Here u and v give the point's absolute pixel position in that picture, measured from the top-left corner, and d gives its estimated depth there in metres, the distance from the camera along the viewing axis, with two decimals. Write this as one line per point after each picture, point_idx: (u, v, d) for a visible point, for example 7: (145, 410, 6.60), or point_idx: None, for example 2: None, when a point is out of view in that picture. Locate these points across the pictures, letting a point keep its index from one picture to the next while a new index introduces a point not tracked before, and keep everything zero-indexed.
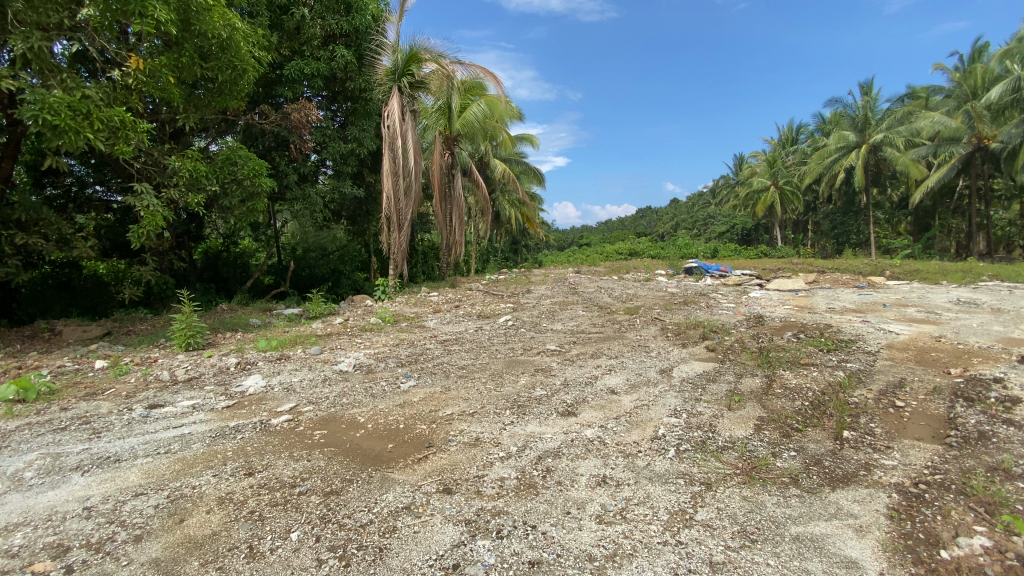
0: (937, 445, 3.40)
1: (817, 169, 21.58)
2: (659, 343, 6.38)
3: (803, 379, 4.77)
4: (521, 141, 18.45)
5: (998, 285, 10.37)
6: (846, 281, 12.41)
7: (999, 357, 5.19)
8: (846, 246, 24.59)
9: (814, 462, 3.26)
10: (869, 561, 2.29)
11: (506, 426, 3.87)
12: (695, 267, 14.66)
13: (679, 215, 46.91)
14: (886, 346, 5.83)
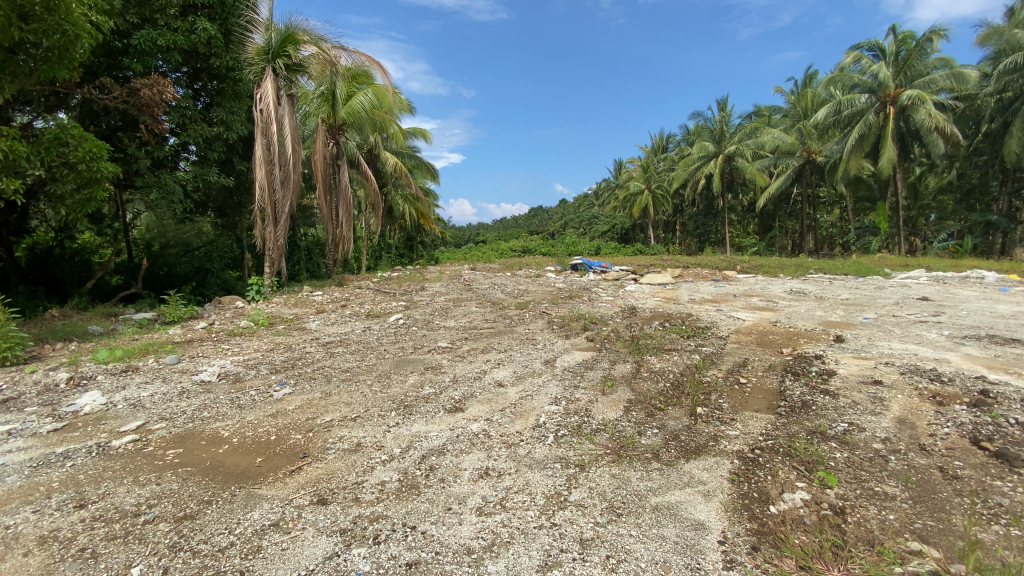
0: (771, 415, 3.93)
1: (684, 175, 23.95)
2: (546, 335, 6.63)
3: (668, 363, 5.26)
4: (412, 135, 18.05)
5: (820, 277, 12.36)
6: (706, 275, 13.96)
7: (819, 337, 6.17)
8: (707, 245, 27.65)
9: (673, 437, 3.59)
10: (714, 522, 2.58)
11: (390, 428, 3.74)
12: (580, 263, 15.48)
13: (568, 214, 49.31)
14: (735, 331, 6.65)
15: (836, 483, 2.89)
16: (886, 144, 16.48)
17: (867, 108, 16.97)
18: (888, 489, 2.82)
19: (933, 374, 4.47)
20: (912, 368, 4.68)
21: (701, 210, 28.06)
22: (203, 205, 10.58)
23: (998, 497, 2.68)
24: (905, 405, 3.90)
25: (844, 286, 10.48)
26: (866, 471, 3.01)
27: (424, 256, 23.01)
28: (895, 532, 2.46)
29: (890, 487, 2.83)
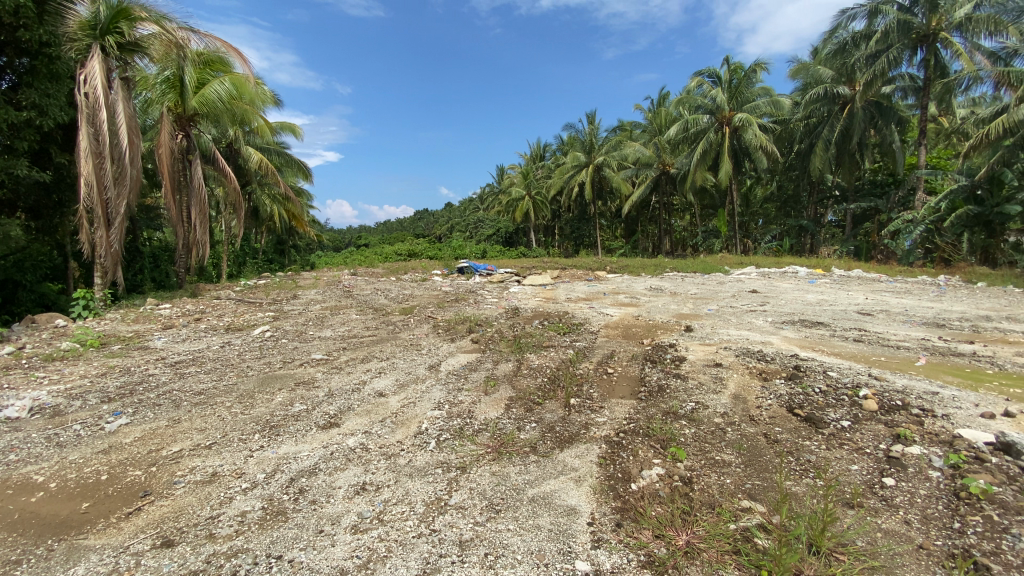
0: (633, 400, 4.34)
1: (560, 182, 25.32)
2: (430, 340, 6.57)
3: (545, 359, 5.53)
4: (281, 130, 16.72)
5: (675, 274, 13.92)
6: (581, 275, 14.92)
7: (673, 328, 6.94)
8: (584, 247, 29.58)
9: (549, 429, 3.79)
10: (584, 505, 2.78)
11: (253, 452, 3.41)
12: (466, 266, 15.57)
13: (454, 218, 49.43)
14: (605, 326, 7.21)
15: (685, 457, 3.27)
16: (724, 160, 19.05)
17: (709, 127, 19.50)
18: (725, 456, 3.26)
19: (760, 354, 5.27)
20: (745, 350, 5.48)
21: (577, 215, 29.95)
22: (9, 204, 8.71)
23: (806, 453, 3.25)
24: (739, 382, 4.55)
25: (693, 282, 11.94)
26: (709, 444, 3.45)
27: (297, 261, 21.47)
28: (732, 494, 2.85)
29: (727, 455, 3.28)
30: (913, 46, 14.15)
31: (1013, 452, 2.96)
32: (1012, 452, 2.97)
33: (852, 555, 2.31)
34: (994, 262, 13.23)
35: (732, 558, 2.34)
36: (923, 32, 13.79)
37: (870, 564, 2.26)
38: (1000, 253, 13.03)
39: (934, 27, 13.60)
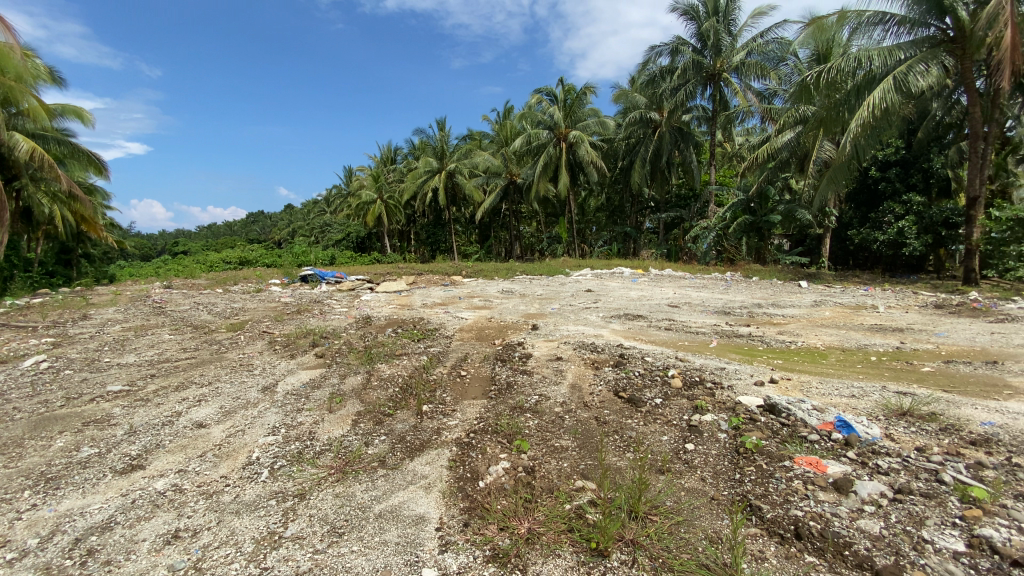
0: (483, 399, 4.50)
1: (412, 187, 25.03)
2: (266, 358, 5.96)
3: (396, 368, 5.40)
4: (64, 115, 13.65)
5: (524, 277, 14.75)
6: (435, 281, 14.94)
7: (521, 327, 7.36)
8: (439, 252, 29.65)
9: (399, 440, 3.72)
10: (432, 512, 2.79)
11: (19, 514, 2.73)
12: (310, 274, 14.44)
13: (297, 221, 45.60)
14: (458, 330, 7.32)
15: (528, 447, 3.50)
16: (562, 172, 20.81)
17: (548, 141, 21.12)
18: (563, 442, 3.57)
19: (593, 346, 5.87)
20: (581, 343, 6.06)
21: (431, 220, 29.90)
22: None
23: (629, 430, 3.71)
24: (576, 373, 5.01)
25: (540, 284, 12.79)
26: (550, 432, 3.74)
27: (88, 272, 17.59)
28: (568, 477, 3.12)
29: (565, 441, 3.58)
30: (704, 82, 17.04)
31: (776, 412, 3.75)
32: (775, 411, 3.77)
33: (663, 513, 2.70)
34: (763, 261, 16.71)
35: (567, 536, 2.57)
36: (711, 72, 16.71)
37: (676, 519, 2.67)
38: (767, 254, 16.57)
39: (718, 68, 16.53)
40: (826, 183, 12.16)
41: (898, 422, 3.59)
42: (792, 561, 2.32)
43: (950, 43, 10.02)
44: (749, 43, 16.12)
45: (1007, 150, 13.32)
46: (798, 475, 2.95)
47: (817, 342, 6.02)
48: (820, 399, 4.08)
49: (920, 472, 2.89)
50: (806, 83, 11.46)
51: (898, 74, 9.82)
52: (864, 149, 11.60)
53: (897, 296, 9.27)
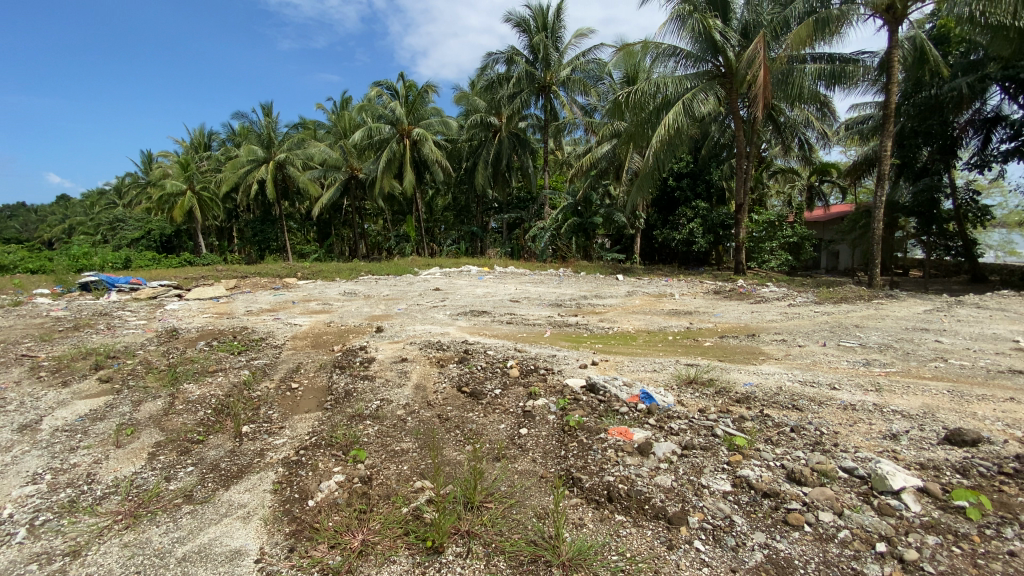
0: (317, 412, 4.18)
1: (234, 178, 22.12)
2: (23, 390, 4.69)
3: (208, 388, 4.68)
4: None
5: (367, 278, 14.10)
6: (264, 284, 13.42)
7: (364, 330, 7.03)
8: (269, 252, 26.68)
9: (212, 468, 3.26)
10: (251, 542, 2.52)
11: None
12: (94, 280, 11.79)
13: (74, 216, 36.87)
14: (290, 338, 6.68)
15: (366, 456, 3.35)
16: (406, 169, 20.38)
17: (391, 137, 20.53)
18: (404, 445, 3.50)
19: (438, 345, 5.87)
20: (426, 342, 6.02)
21: (258, 217, 26.76)
22: None
23: (468, 424, 3.80)
24: (420, 373, 4.96)
25: (384, 284, 12.36)
26: (389, 437, 3.63)
27: None
28: (407, 480, 3.06)
29: (406, 444, 3.52)
30: (537, 92, 18.22)
31: (595, 390, 4.21)
32: (595, 389, 4.22)
33: (497, 500, 2.82)
34: (590, 258, 18.56)
35: (403, 539, 2.53)
36: (542, 84, 17.95)
37: (509, 503, 2.81)
38: (593, 251, 18.60)
39: (548, 80, 17.79)
40: (636, 190, 14.03)
41: (687, 390, 4.32)
42: (605, 523, 2.63)
43: (722, 76, 12.47)
44: (573, 60, 17.61)
45: (761, 168, 16.93)
46: (611, 445, 3.34)
47: (630, 327, 6.92)
48: (630, 376, 4.70)
49: (701, 429, 3.51)
50: (619, 101, 13.02)
51: (687, 100, 11.79)
52: (664, 162, 13.66)
53: (689, 285, 11.13)
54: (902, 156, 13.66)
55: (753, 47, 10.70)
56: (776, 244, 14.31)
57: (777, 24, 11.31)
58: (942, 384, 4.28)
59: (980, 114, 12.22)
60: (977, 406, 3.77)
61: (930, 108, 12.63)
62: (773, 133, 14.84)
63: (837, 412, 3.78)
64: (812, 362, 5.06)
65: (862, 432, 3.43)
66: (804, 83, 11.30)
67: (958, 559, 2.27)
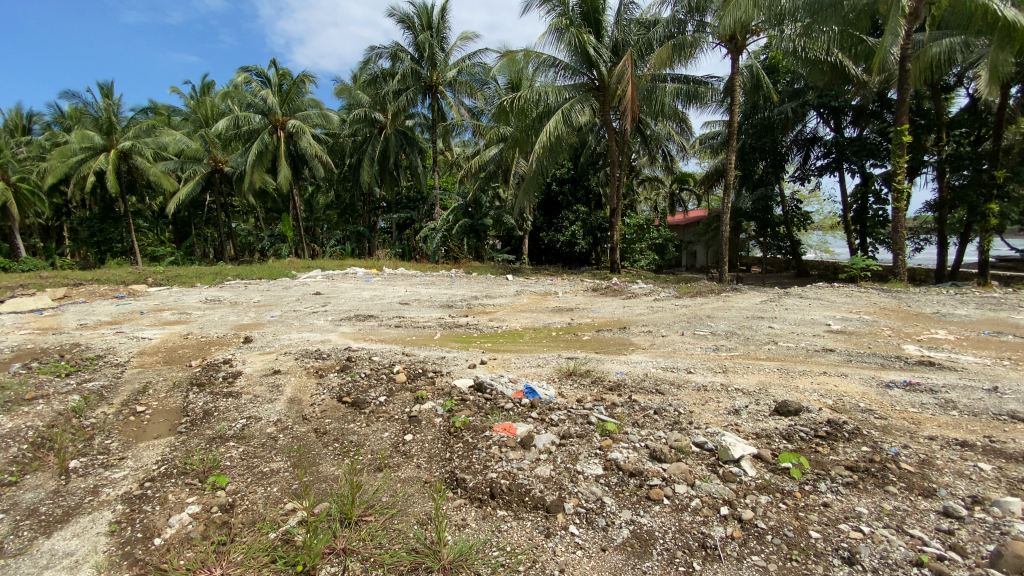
0: (169, 437, 3.68)
1: (61, 168, 18.65)
2: None
3: (23, 419, 3.87)
4: None
5: (235, 283, 12.75)
6: (104, 292, 11.49)
7: (230, 342, 6.34)
8: (111, 255, 22.91)
9: (26, 516, 2.73)
10: None
11: None
12: None
13: None
14: (136, 354, 5.80)
15: (227, 481, 3.03)
16: (281, 163, 18.77)
17: (262, 128, 18.81)
18: (275, 465, 3.22)
19: (317, 353, 5.50)
20: (303, 351, 5.61)
21: (96, 214, 22.85)
22: None
23: (349, 435, 3.61)
24: (296, 385, 4.61)
25: (256, 290, 11.29)
26: (257, 458, 3.32)
27: None
28: (276, 502, 2.82)
29: (276, 463, 3.25)
30: (423, 91, 17.93)
31: (482, 389, 4.23)
32: (481, 388, 4.24)
33: (376, 511, 2.71)
34: (481, 258, 18.70)
35: (269, 568, 2.33)
36: (428, 83, 17.64)
37: (390, 513, 2.72)
38: (483, 251, 18.75)
39: (434, 80, 17.56)
40: (522, 193, 14.44)
41: (567, 382, 4.56)
42: (487, 520, 2.67)
43: (596, 89, 13.37)
44: (459, 62, 17.63)
45: (632, 175, 18.48)
46: (495, 442, 3.38)
47: (517, 325, 7.12)
48: (516, 372, 4.83)
49: (578, 418, 3.72)
50: (504, 106, 13.35)
51: (566, 109, 12.44)
52: (548, 167, 14.27)
53: (572, 284, 11.77)
54: (744, 167, 15.73)
55: (622, 64, 11.61)
56: (646, 245, 15.77)
57: (642, 45, 12.39)
58: (773, 363, 5.04)
59: (802, 135, 14.73)
60: (799, 380, 4.50)
61: (764, 129, 14.80)
62: (642, 144, 16.28)
63: (692, 393, 4.26)
64: (673, 349, 5.65)
65: (711, 410, 3.91)
66: (665, 100, 12.54)
67: (783, 514, 2.68)
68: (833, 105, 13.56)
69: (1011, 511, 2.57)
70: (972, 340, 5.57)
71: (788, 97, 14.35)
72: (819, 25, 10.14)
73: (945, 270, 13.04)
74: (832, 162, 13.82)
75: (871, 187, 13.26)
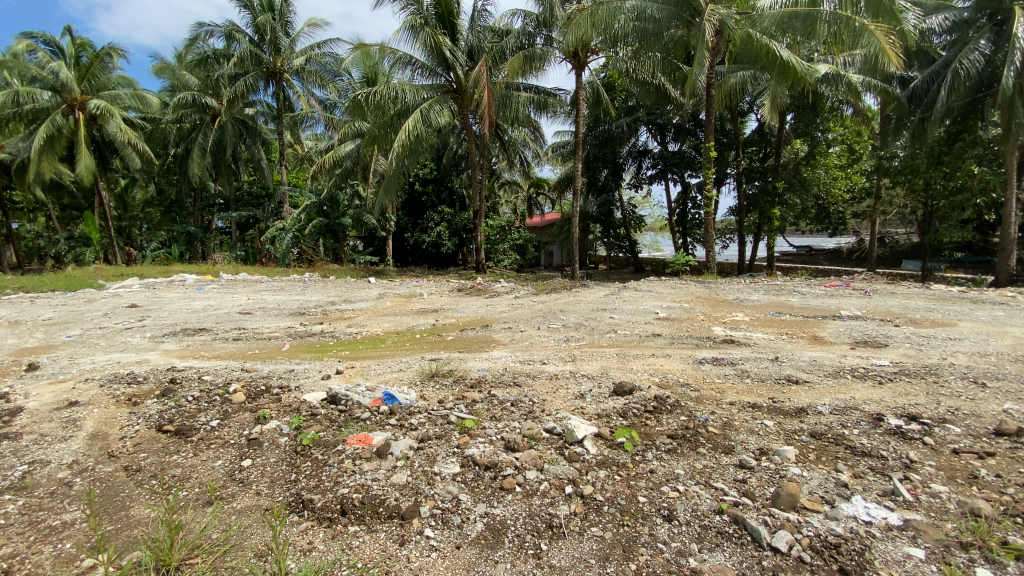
0: None
1: None
2: None
3: None
4: None
5: (16, 297, 10.25)
6: None
7: (6, 372, 5.08)
8: None
9: None
10: None
11: None
12: None
13: None
14: None
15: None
16: (80, 150, 15.45)
17: (53, 107, 15.39)
18: (70, 515, 2.67)
19: (129, 377, 4.67)
20: (111, 377, 4.72)
21: None
22: None
23: (171, 469, 3.15)
24: (101, 417, 3.86)
25: (47, 304, 9.20)
26: (44, 510, 2.72)
27: None
28: (69, 561, 2.34)
29: (72, 514, 2.69)
30: (265, 78, 16.27)
31: (336, 401, 3.97)
32: (335, 400, 3.99)
33: (203, 551, 2.40)
34: (340, 260, 17.61)
35: None
36: (270, 69, 16.04)
37: (221, 550, 2.43)
38: (342, 253, 17.67)
39: (278, 67, 16.05)
40: (382, 192, 13.91)
41: (429, 384, 4.52)
42: (336, 539, 2.53)
43: (454, 92, 13.53)
44: (306, 50, 16.40)
45: (493, 179, 19.07)
46: (347, 455, 3.21)
47: (379, 330, 6.88)
48: (374, 379, 4.65)
49: (437, 419, 3.72)
50: (358, 101, 12.76)
51: (424, 110, 12.34)
52: (408, 167, 14.03)
53: (436, 284, 11.76)
54: (589, 175, 17.19)
55: (477, 69, 11.86)
56: (507, 245, 16.42)
57: (495, 52, 12.79)
58: (613, 349, 5.61)
59: (635, 147, 16.60)
60: (634, 363, 5.08)
61: (605, 140, 16.38)
62: (500, 148, 16.89)
63: (546, 383, 4.55)
64: (529, 343, 5.97)
65: (562, 396, 4.21)
66: (519, 107, 13.14)
67: (617, 484, 3.00)
68: (658, 122, 15.51)
69: (786, 457, 3.22)
70: (761, 320, 6.86)
71: (623, 113, 16.01)
72: (646, 51, 11.51)
73: (745, 263, 15.74)
74: (660, 172, 15.83)
75: (689, 195, 15.48)
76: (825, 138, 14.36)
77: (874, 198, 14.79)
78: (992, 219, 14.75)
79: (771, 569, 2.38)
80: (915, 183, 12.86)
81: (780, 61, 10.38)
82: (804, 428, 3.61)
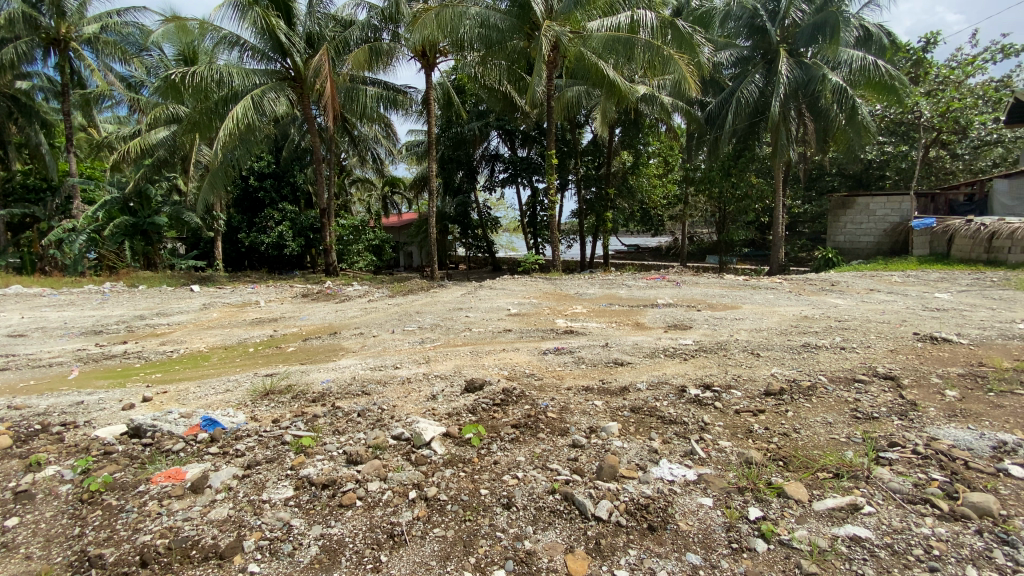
0: None
1: None
2: None
3: None
4: None
5: None
6: None
7: None
8: None
9: None
10: None
11: None
12: None
13: None
14: None
15: None
16: None
17: None
18: None
19: None
20: None
21: None
22: None
23: None
24: None
25: None
26: None
27: None
28: None
29: None
30: (43, 46, 13.22)
31: (140, 434, 3.42)
32: (139, 433, 3.43)
33: None
34: (153, 266, 15.09)
35: None
36: (51, 35, 13.03)
37: None
38: (157, 258, 15.14)
39: (62, 34, 13.09)
40: (206, 187, 12.21)
41: (262, 403, 4.13)
42: None
43: (292, 79, 12.50)
44: (102, 17, 13.65)
45: (342, 176, 18.06)
46: (153, 496, 2.81)
47: (201, 346, 6.07)
48: (193, 405, 4.09)
49: (270, 441, 3.42)
50: (172, 82, 11.07)
51: (256, 97, 11.15)
52: (239, 159, 12.59)
53: (277, 291, 10.77)
54: (444, 175, 17.27)
55: (318, 57, 11.09)
56: (362, 246, 15.74)
57: (339, 42, 12.11)
58: (466, 347, 5.74)
59: (487, 151, 17.10)
60: (485, 359, 5.27)
61: (457, 142, 16.63)
62: (349, 144, 16.08)
63: (396, 388, 4.48)
64: (381, 348, 5.82)
65: (412, 400, 4.18)
66: (367, 102, 12.63)
67: (461, 481, 3.10)
68: (507, 128, 16.21)
69: (611, 433, 3.63)
70: (596, 311, 7.63)
71: (474, 116, 16.41)
72: (492, 58, 11.92)
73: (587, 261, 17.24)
74: (511, 175, 16.56)
75: (538, 198, 16.49)
76: (646, 151, 16.35)
77: (684, 203, 17.34)
78: (769, 220, 18.36)
79: (594, 537, 2.67)
80: (713, 191, 15.97)
81: (608, 79, 11.58)
82: (626, 405, 4.10)
